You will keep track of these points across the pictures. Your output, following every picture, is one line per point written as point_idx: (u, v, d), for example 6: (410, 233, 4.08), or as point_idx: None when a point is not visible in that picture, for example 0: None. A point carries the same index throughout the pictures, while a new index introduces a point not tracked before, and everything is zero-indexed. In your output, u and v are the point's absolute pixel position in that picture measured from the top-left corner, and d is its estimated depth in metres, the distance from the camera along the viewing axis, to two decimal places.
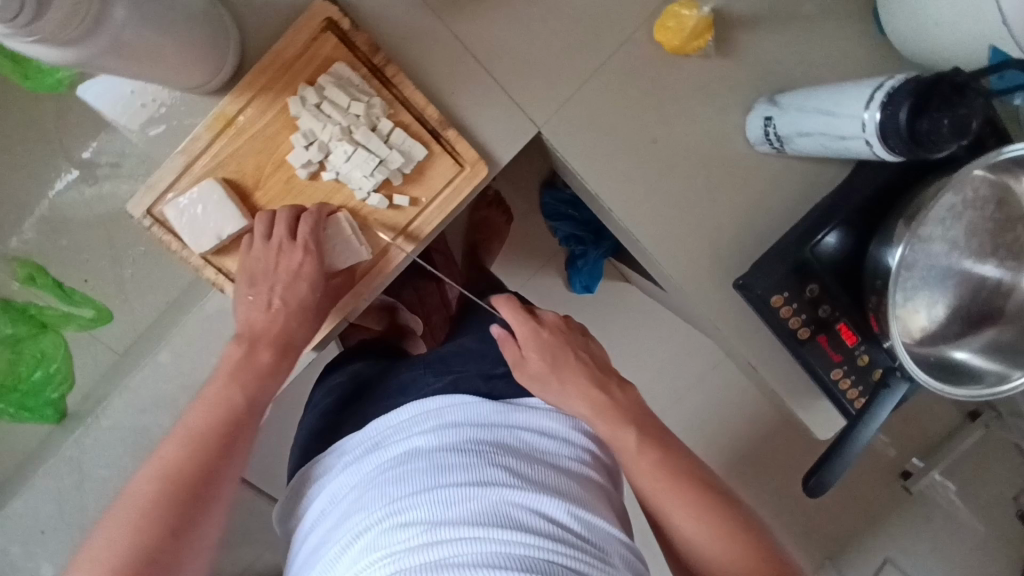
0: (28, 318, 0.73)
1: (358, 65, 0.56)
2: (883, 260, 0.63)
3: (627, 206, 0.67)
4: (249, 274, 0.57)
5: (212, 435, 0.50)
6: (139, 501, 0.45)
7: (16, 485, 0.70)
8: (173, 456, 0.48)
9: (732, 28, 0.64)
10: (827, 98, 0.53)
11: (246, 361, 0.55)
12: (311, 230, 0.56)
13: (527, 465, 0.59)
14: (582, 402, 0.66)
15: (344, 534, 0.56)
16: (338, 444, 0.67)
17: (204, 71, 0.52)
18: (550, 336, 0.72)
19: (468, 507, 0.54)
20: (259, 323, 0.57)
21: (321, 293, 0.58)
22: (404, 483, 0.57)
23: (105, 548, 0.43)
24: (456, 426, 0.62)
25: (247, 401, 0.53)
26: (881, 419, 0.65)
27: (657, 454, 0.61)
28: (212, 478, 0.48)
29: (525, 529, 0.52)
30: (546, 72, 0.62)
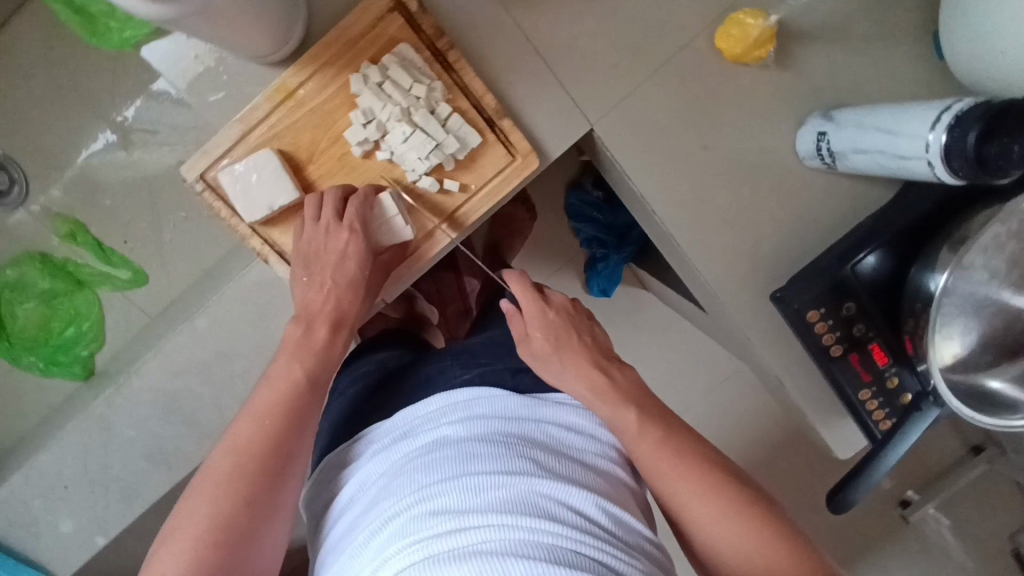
0: (66, 275, 0.79)
1: (422, 47, 0.56)
2: (923, 284, 0.63)
3: (671, 211, 0.68)
4: (304, 253, 0.58)
5: (280, 411, 0.52)
6: (218, 474, 0.48)
7: (43, 437, 0.71)
8: (246, 431, 0.50)
9: (792, 42, 0.64)
10: (889, 117, 0.53)
11: (304, 338, 0.55)
12: (360, 209, 0.56)
13: (556, 460, 0.58)
14: (580, 382, 0.66)
15: (372, 520, 0.55)
16: (366, 432, 0.66)
17: (270, 41, 0.52)
18: (555, 317, 0.71)
19: (497, 495, 0.52)
20: (314, 300, 0.57)
21: (367, 270, 0.58)
22: (432, 470, 0.55)
23: (189, 515, 0.46)
24: (485, 418, 0.61)
25: (308, 377, 0.54)
26: (909, 444, 0.65)
27: (658, 431, 0.61)
28: (283, 452, 0.50)
29: (554, 519, 0.51)
30: (605, 70, 0.62)
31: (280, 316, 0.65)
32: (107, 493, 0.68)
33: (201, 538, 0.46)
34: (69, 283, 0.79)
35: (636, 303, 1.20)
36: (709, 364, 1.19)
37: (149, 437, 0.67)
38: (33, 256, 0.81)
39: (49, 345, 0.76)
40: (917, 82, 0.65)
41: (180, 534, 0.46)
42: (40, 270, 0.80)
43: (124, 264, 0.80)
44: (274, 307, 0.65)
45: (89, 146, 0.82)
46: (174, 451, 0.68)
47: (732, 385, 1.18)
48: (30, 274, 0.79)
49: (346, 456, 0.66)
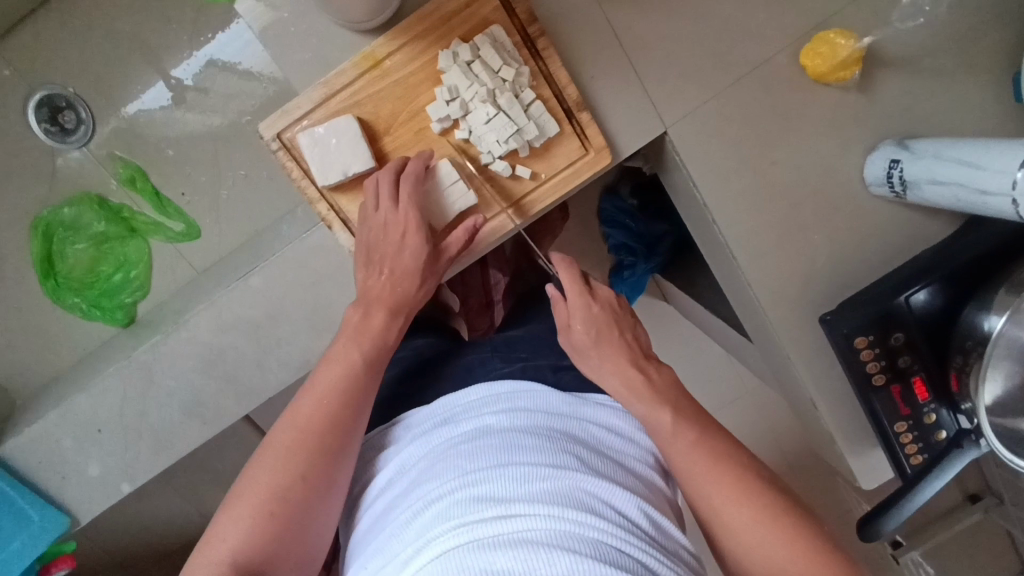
0: (121, 221, 0.93)
1: (513, 31, 0.56)
2: (978, 323, 0.63)
3: (731, 222, 0.68)
4: (366, 244, 0.59)
5: (336, 394, 0.55)
6: (278, 446, 0.53)
7: (83, 377, 0.72)
8: (305, 410, 0.55)
9: (872, 67, 0.64)
10: (970, 151, 0.53)
11: (361, 322, 0.58)
12: (413, 187, 0.56)
13: (598, 459, 0.55)
14: (617, 380, 0.61)
15: (413, 503, 0.52)
16: (404, 417, 0.64)
17: (365, 10, 0.52)
18: (600, 311, 0.64)
19: (543, 486, 0.49)
20: (374, 285, 0.59)
21: (425, 259, 0.58)
22: (476, 457, 0.52)
23: (251, 485, 0.52)
24: (527, 411, 0.58)
25: (364, 360, 0.57)
26: (942, 484, 0.64)
27: (693, 432, 0.56)
28: (333, 430, 0.54)
29: (599, 515, 0.48)
30: (686, 76, 0.62)
31: (334, 284, 0.65)
32: (139, 441, 0.69)
33: (259, 506, 0.51)
34: (123, 229, 0.93)
35: (655, 315, 1.21)
36: (723, 382, 1.19)
37: (188, 390, 0.68)
38: (91, 199, 0.93)
39: (97, 287, 0.90)
40: (991, 122, 0.65)
41: (244, 500, 0.51)
42: (96, 212, 0.93)
43: (178, 217, 0.94)
44: (330, 275, 0.65)
45: (137, 100, 0.93)
46: (210, 406, 0.69)
47: (742, 405, 1.18)
48: (88, 215, 0.92)
49: (390, 435, 0.63)
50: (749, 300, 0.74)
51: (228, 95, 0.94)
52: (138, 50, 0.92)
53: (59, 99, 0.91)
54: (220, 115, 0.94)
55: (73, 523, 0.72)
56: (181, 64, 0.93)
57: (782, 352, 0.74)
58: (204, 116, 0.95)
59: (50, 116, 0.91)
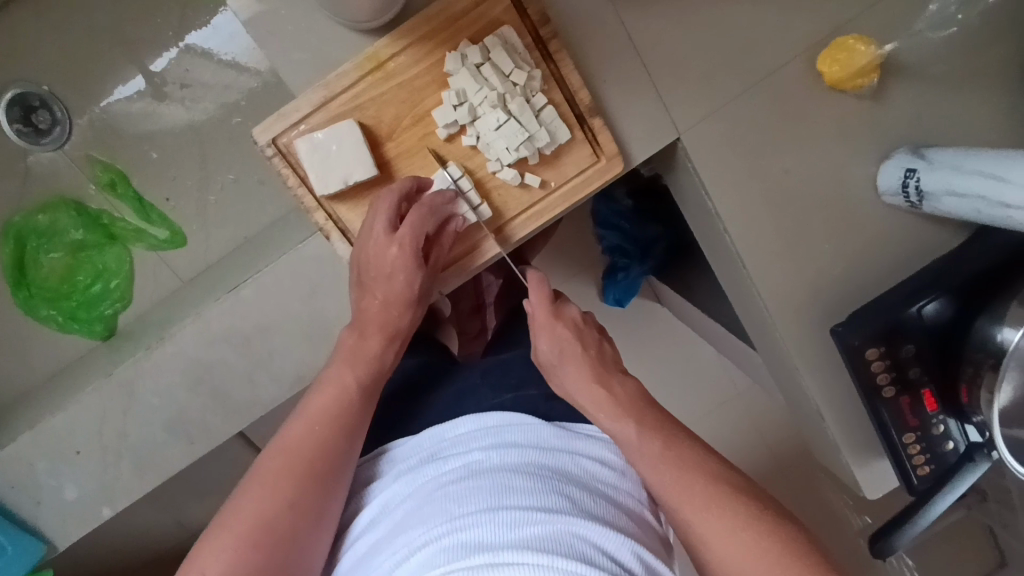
0: (100, 227, 0.88)
1: (525, 33, 0.53)
2: (988, 336, 0.62)
3: (742, 231, 0.66)
4: (358, 268, 0.57)
5: (329, 417, 0.54)
6: (266, 473, 0.51)
7: (58, 396, 0.68)
8: (296, 435, 0.53)
9: (888, 75, 0.63)
10: (995, 162, 0.52)
11: (356, 345, 0.57)
12: (418, 224, 0.53)
13: (591, 498, 0.51)
14: (582, 396, 0.58)
15: (397, 548, 0.48)
16: (392, 448, 0.60)
17: (371, 9, 0.49)
18: (563, 328, 0.61)
19: (534, 531, 0.45)
20: (369, 310, 0.57)
21: (419, 283, 0.57)
22: (464, 500, 0.48)
23: (235, 512, 0.49)
24: (520, 446, 0.55)
25: (359, 385, 0.56)
26: (956, 497, 0.63)
27: (658, 444, 0.54)
28: (326, 455, 0.53)
29: (593, 566, 0.44)
30: (701, 80, 0.60)
31: (330, 295, 0.62)
32: (119, 460, 0.65)
33: (244, 535, 0.47)
34: (103, 237, 0.88)
35: (649, 319, 1.19)
36: (716, 387, 1.18)
37: (172, 407, 0.64)
38: (68, 204, 0.88)
39: (74, 298, 0.85)
40: (1003, 131, 0.64)
41: (227, 528, 0.48)
42: (73, 218, 0.88)
43: (162, 223, 0.90)
44: (327, 285, 0.62)
45: (112, 93, 0.89)
46: (195, 425, 0.65)
47: (736, 409, 1.17)
48: (65, 220, 0.88)
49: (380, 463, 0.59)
50: (756, 310, 0.72)
51: (211, 90, 0.90)
52: (116, 43, 0.87)
53: (32, 97, 0.86)
54: (202, 111, 0.90)
55: (48, 550, 0.68)
56: (159, 57, 0.88)
57: (791, 365, 0.72)
58: (181, 112, 0.90)
59: (23, 116, 0.86)
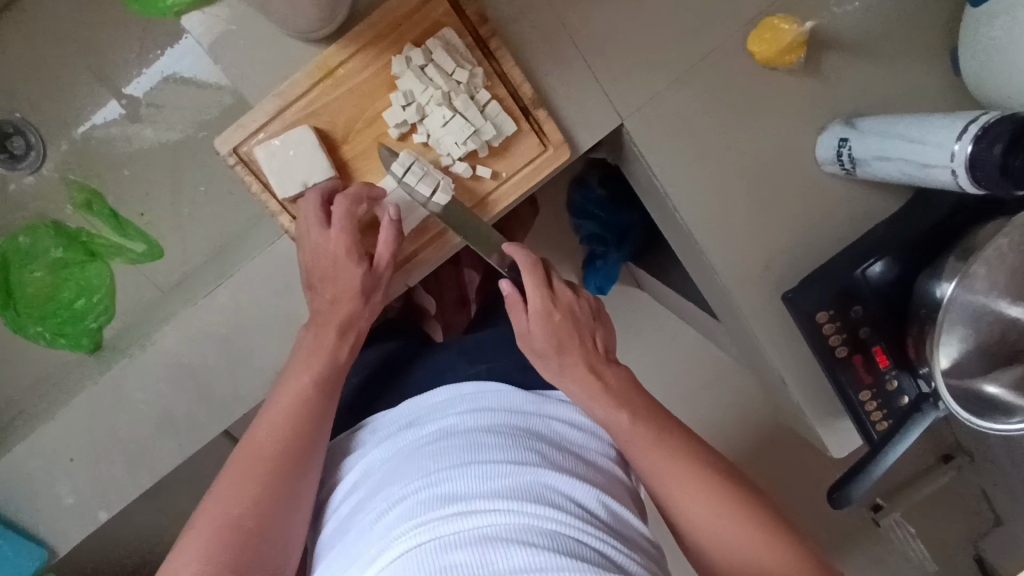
0: (81, 246, 0.89)
1: (465, 33, 0.57)
2: (929, 292, 0.65)
3: (693, 207, 0.69)
4: (309, 273, 0.59)
5: (288, 415, 0.56)
6: (234, 476, 0.53)
7: (51, 407, 0.71)
8: (259, 437, 0.55)
9: (818, 50, 0.66)
10: (914, 126, 0.55)
11: (313, 344, 0.59)
12: (344, 220, 0.56)
13: (559, 453, 0.55)
14: (574, 386, 0.60)
15: (377, 504, 0.51)
16: (371, 420, 0.63)
17: (317, 20, 0.53)
18: (561, 319, 0.62)
19: (504, 483, 0.49)
20: (322, 310, 0.60)
21: (368, 276, 0.59)
22: (439, 457, 0.52)
23: (205, 514, 0.51)
24: (492, 410, 0.58)
25: (314, 383, 0.58)
26: (908, 445, 0.67)
27: (650, 432, 0.57)
28: (287, 451, 0.55)
29: (558, 510, 0.47)
30: (638, 66, 0.63)
31: (302, 292, 0.65)
32: (113, 465, 0.68)
33: (214, 536, 0.50)
34: (83, 254, 0.89)
35: (629, 303, 1.22)
36: (698, 364, 1.21)
37: (159, 410, 0.67)
38: (48, 224, 0.91)
39: (61, 315, 0.84)
40: (932, 97, 0.67)
41: (198, 532, 0.50)
42: (54, 238, 0.90)
43: (140, 237, 0.92)
44: (297, 281, 0.65)
45: (90, 118, 0.92)
46: (183, 427, 0.68)
47: (718, 384, 1.21)
48: (45, 241, 0.89)
49: (357, 441, 0.63)
50: (714, 283, 0.75)
51: (184, 108, 0.93)
52: (89, 69, 0.90)
53: (6, 125, 0.90)
54: (174, 130, 0.93)
55: (50, 555, 0.70)
56: (133, 81, 0.92)
57: (750, 334, 0.75)
58: (157, 130, 0.93)
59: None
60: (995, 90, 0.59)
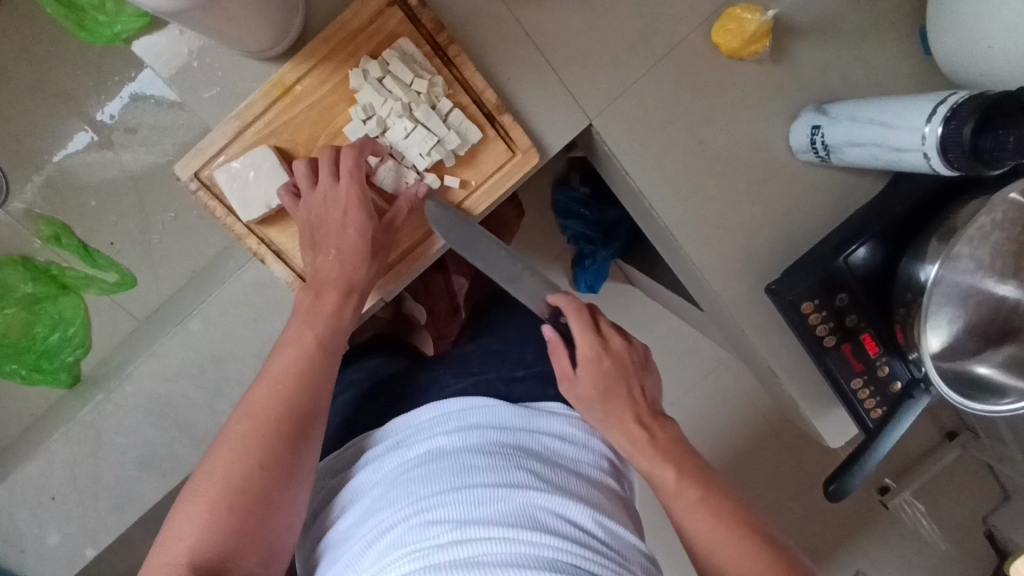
0: (50, 279, 0.89)
1: (422, 42, 0.56)
2: (914, 275, 0.63)
3: (669, 204, 0.68)
4: (308, 230, 0.56)
5: (291, 377, 0.55)
6: (234, 440, 0.52)
7: (30, 446, 0.70)
8: (261, 397, 0.54)
9: (782, 37, 0.65)
10: (884, 110, 0.54)
11: (313, 305, 0.56)
12: (353, 164, 0.55)
13: (552, 470, 0.54)
14: (619, 434, 0.59)
15: (367, 531, 0.50)
16: (358, 442, 0.62)
17: (267, 39, 0.52)
18: (611, 366, 0.60)
19: (497, 507, 0.48)
20: (323, 269, 0.57)
21: (370, 234, 0.56)
22: (429, 481, 0.51)
23: (205, 477, 0.51)
24: (480, 427, 0.57)
25: (318, 343, 0.56)
26: (900, 433, 0.66)
27: (697, 491, 0.55)
28: (292, 413, 0.54)
29: (554, 533, 0.47)
30: (603, 64, 0.62)
31: (274, 317, 0.64)
32: (97, 502, 0.67)
33: (214, 501, 0.50)
34: (53, 288, 0.88)
35: (620, 300, 1.21)
36: (692, 358, 1.20)
37: (140, 442, 0.66)
38: (16, 261, 0.89)
39: (34, 350, 0.83)
40: (903, 77, 0.66)
41: (199, 494, 0.50)
42: (21, 274, 0.88)
43: (111, 267, 0.91)
44: (270, 309, 0.64)
45: (61, 149, 0.92)
46: (164, 458, 0.67)
47: (712, 377, 1.20)
48: (14, 277, 0.88)
49: (344, 461, 0.62)
50: (697, 278, 0.74)
51: (155, 132, 0.92)
52: (54, 100, 0.89)
53: None
54: (149, 153, 0.93)
55: None
56: (103, 107, 0.91)
57: (737, 329, 0.74)
58: (130, 157, 0.93)
59: None
60: (963, 64, 0.58)
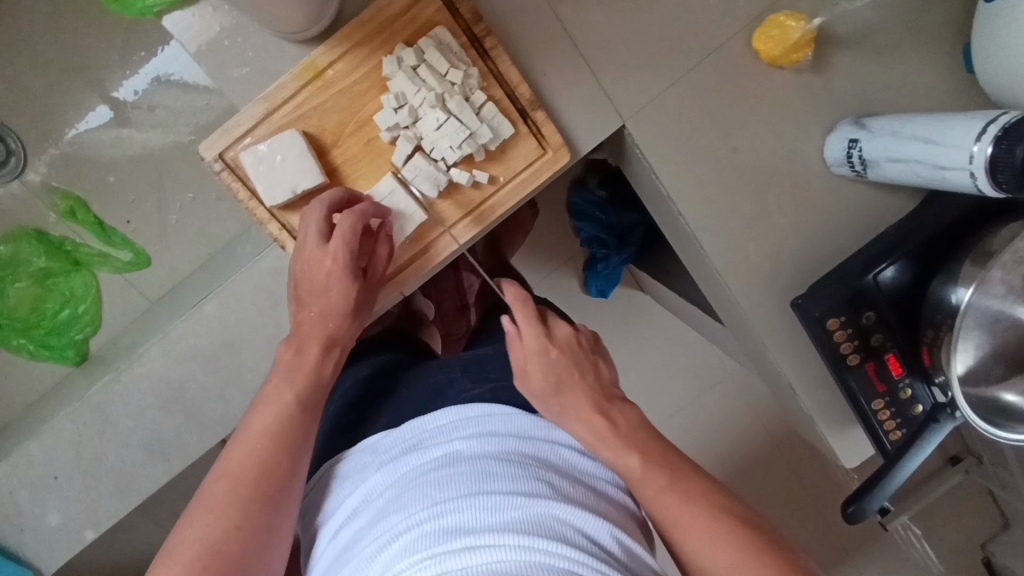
0: (64, 255, 0.88)
1: (459, 32, 0.55)
2: (945, 297, 0.62)
3: (698, 211, 0.66)
4: (295, 286, 0.57)
5: (271, 434, 0.53)
6: (211, 500, 0.49)
7: (35, 422, 0.69)
8: (237, 457, 0.52)
9: (823, 47, 0.64)
10: (930, 126, 0.53)
11: (295, 360, 0.56)
12: (350, 231, 0.53)
13: (570, 483, 0.53)
14: (578, 425, 0.58)
15: (379, 535, 0.49)
16: (368, 443, 0.61)
17: (303, 20, 0.50)
18: (558, 355, 0.63)
19: (513, 516, 0.46)
20: (305, 324, 0.57)
21: (354, 296, 0.57)
22: (445, 486, 0.49)
23: (181, 540, 0.47)
24: (498, 436, 0.55)
25: (298, 400, 0.55)
26: (923, 458, 0.64)
27: (664, 477, 0.54)
28: (271, 470, 0.51)
29: (573, 545, 0.45)
30: (640, 65, 0.61)
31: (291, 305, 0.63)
32: (100, 483, 0.66)
33: (190, 564, 0.46)
34: (67, 263, 0.88)
35: (631, 306, 1.20)
36: (700, 368, 1.19)
37: (147, 425, 0.65)
38: (29, 233, 0.88)
39: (42, 327, 0.83)
40: (943, 94, 0.65)
41: (173, 559, 0.46)
42: (35, 247, 0.88)
43: (126, 245, 0.90)
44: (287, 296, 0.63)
45: (78, 123, 0.90)
46: (170, 442, 0.66)
47: (720, 389, 1.19)
48: (27, 250, 0.87)
49: (355, 461, 0.60)
50: (719, 289, 0.73)
51: (175, 111, 0.91)
52: (74, 72, 0.88)
53: None
54: (166, 133, 0.92)
55: None
56: (121, 85, 0.90)
57: (758, 342, 0.73)
58: (148, 135, 0.92)
59: None
60: (1007, 83, 0.57)
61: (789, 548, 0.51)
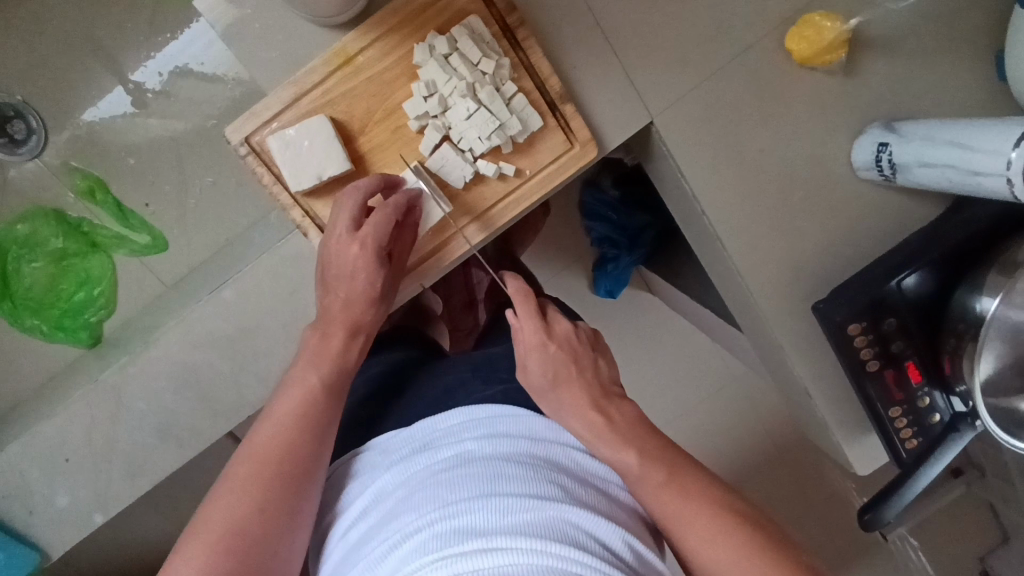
0: (80, 236, 0.88)
1: (492, 22, 0.54)
2: (969, 306, 0.61)
3: (722, 212, 0.66)
4: (322, 270, 0.57)
5: (297, 418, 0.53)
6: (233, 481, 0.49)
7: (48, 403, 0.68)
8: (263, 437, 0.52)
9: (855, 50, 0.63)
10: (965, 131, 0.52)
11: (320, 345, 0.56)
12: (380, 220, 0.53)
13: (581, 488, 0.52)
14: (576, 422, 0.58)
15: (389, 535, 0.48)
16: (377, 441, 0.60)
17: (337, 4, 0.50)
18: (557, 350, 0.61)
19: (525, 518, 0.45)
20: (331, 308, 0.57)
21: (381, 282, 0.56)
22: (457, 487, 0.49)
23: (205, 520, 0.47)
24: (510, 437, 0.55)
25: (323, 384, 0.55)
26: (940, 468, 0.63)
27: (662, 473, 0.53)
28: (297, 454, 0.51)
29: (585, 550, 0.44)
30: (672, 63, 0.61)
31: (309, 294, 0.62)
32: (111, 467, 0.65)
33: (215, 543, 0.46)
34: (84, 245, 0.88)
35: (640, 308, 1.19)
36: (708, 372, 1.18)
37: (161, 410, 0.64)
38: (47, 213, 0.88)
39: (58, 307, 0.83)
40: (973, 102, 0.64)
41: (197, 539, 0.46)
42: (53, 227, 0.88)
43: (142, 229, 0.90)
44: (307, 285, 0.62)
45: (96, 105, 0.90)
46: (183, 428, 0.65)
47: (728, 393, 1.18)
48: (45, 230, 0.87)
49: (365, 459, 0.59)
50: (739, 291, 0.72)
51: (194, 96, 0.91)
52: (94, 53, 0.87)
53: (7, 107, 0.86)
54: (184, 117, 0.91)
55: (42, 558, 0.68)
56: (140, 68, 0.90)
57: (777, 346, 0.72)
58: (166, 119, 0.91)
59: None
60: None
61: (805, 557, 0.50)
